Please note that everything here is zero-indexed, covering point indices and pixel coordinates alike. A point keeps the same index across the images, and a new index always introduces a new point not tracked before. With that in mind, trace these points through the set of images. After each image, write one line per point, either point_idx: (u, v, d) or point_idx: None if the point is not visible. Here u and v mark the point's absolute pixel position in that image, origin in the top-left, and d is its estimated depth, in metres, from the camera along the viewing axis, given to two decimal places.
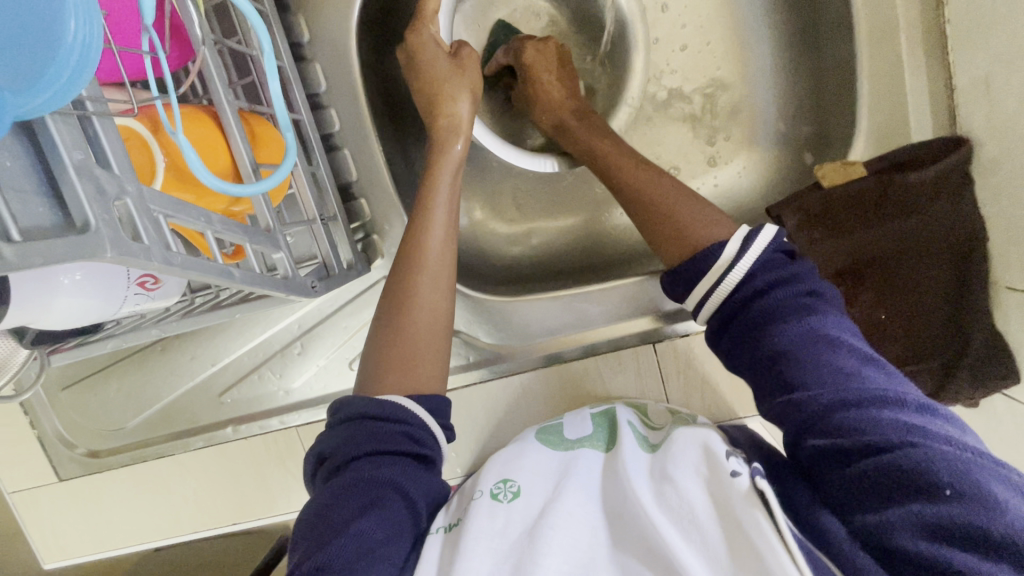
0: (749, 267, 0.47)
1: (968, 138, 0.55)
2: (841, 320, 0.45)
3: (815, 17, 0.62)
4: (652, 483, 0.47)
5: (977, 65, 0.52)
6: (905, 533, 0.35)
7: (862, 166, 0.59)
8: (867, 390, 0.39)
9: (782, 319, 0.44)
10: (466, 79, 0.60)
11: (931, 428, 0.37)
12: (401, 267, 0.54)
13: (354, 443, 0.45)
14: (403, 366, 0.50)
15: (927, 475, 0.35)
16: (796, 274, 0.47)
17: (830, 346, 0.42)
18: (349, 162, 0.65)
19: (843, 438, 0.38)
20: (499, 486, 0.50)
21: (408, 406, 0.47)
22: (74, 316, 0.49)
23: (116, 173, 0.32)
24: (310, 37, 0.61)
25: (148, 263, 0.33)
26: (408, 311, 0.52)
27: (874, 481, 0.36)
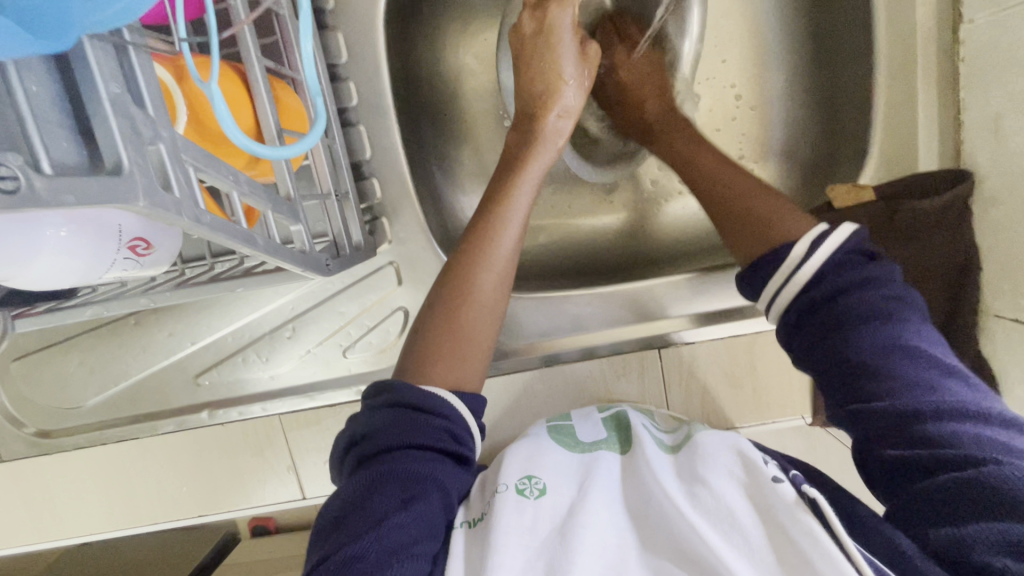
0: (820, 265, 0.46)
1: (971, 172, 0.58)
2: (925, 328, 0.44)
3: (835, 44, 0.64)
4: (683, 485, 0.50)
5: (988, 104, 0.55)
6: (986, 548, 0.34)
7: (871, 190, 0.61)
8: (947, 404, 0.39)
9: (863, 321, 0.43)
10: (584, 77, 0.60)
11: (1014, 446, 0.37)
12: (469, 256, 0.51)
13: (397, 433, 0.44)
14: (450, 365, 0.48)
15: (1017, 493, 0.34)
16: (878, 278, 0.45)
17: (913, 355, 0.41)
18: (364, 140, 0.62)
19: (920, 448, 0.39)
20: (525, 482, 0.51)
21: (450, 400, 0.46)
22: (55, 277, 0.45)
23: (151, 114, 0.29)
24: (334, 4, 0.58)
25: (178, 218, 0.30)
26: (468, 306, 0.50)
27: (954, 494, 0.36)
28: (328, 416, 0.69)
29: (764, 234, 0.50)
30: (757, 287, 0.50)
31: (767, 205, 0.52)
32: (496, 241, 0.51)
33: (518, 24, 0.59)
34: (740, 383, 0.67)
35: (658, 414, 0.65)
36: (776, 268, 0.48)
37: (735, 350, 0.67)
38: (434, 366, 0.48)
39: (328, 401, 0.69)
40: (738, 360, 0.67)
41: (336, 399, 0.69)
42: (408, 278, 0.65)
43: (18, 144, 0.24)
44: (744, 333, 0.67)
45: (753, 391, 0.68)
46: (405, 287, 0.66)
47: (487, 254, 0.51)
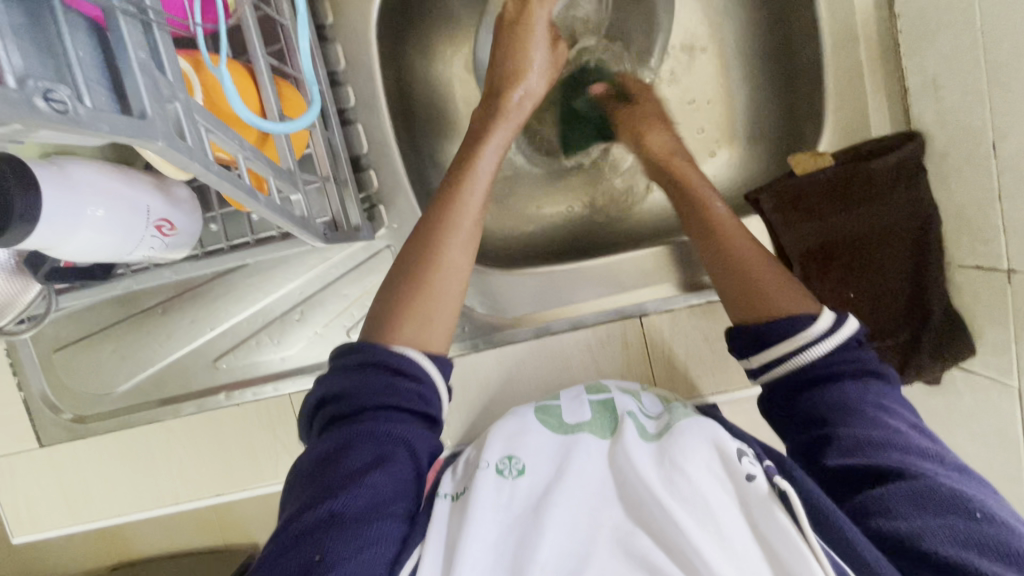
0: (821, 354, 0.52)
1: (920, 131, 0.62)
2: (892, 391, 0.53)
3: (786, 30, 0.70)
4: (660, 470, 0.50)
5: (924, 66, 0.59)
6: (941, 540, 0.42)
7: (830, 157, 0.65)
8: (909, 441, 0.48)
9: (841, 381, 0.52)
10: (550, 68, 0.68)
11: (962, 482, 0.46)
12: (434, 221, 0.58)
13: (369, 395, 0.49)
14: (421, 313, 0.54)
15: (960, 501, 0.44)
16: (847, 361, 0.53)
17: (880, 410, 0.50)
18: (362, 136, 0.70)
19: (879, 462, 0.46)
20: (504, 461, 0.53)
21: (417, 360, 0.52)
22: (93, 249, 0.52)
23: (170, 79, 0.36)
24: (333, 20, 0.67)
25: (190, 163, 0.37)
26: (434, 267, 0.56)
27: (910, 497, 0.44)
28: None
29: (766, 313, 0.56)
30: (761, 348, 0.55)
31: (776, 283, 0.57)
32: (460, 210, 0.58)
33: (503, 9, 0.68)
34: (721, 349, 0.70)
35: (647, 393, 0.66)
36: (784, 340, 0.53)
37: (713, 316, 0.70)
38: (409, 311, 0.54)
39: None
40: (717, 326, 0.70)
41: None
42: None
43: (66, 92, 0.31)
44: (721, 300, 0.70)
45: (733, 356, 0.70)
46: None
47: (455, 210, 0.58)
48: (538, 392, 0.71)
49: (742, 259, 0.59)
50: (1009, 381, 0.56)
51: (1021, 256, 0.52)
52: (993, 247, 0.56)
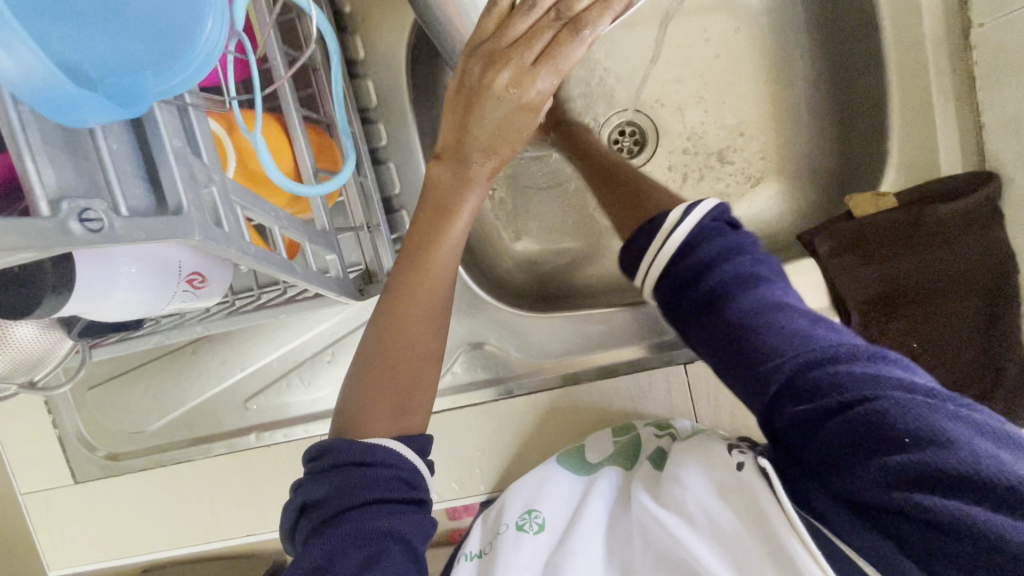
0: (691, 229, 0.49)
1: (996, 172, 0.57)
2: (789, 292, 0.47)
3: (845, 57, 0.66)
4: (655, 492, 0.52)
5: (1005, 104, 0.54)
6: (877, 487, 0.35)
7: (894, 199, 0.61)
8: (828, 351, 0.40)
9: (740, 289, 0.46)
10: (510, 140, 0.47)
11: (906, 380, 0.38)
12: (394, 299, 0.51)
13: (346, 494, 0.43)
14: (386, 412, 0.49)
15: (890, 426, 0.36)
16: (733, 251, 0.48)
17: (784, 314, 0.43)
18: (394, 176, 0.67)
19: (819, 402, 0.38)
20: (524, 517, 0.58)
21: (392, 447, 0.47)
22: (126, 307, 0.50)
23: (205, 162, 0.34)
24: (365, 56, 0.65)
25: (227, 250, 0.34)
26: (398, 357, 0.50)
27: (852, 443, 0.37)
28: None
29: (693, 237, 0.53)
30: (635, 259, 0.52)
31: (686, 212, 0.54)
32: (420, 292, 0.51)
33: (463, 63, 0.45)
34: None
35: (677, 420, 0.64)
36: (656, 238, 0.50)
37: None
38: (372, 407, 0.49)
39: None
40: None
41: None
42: None
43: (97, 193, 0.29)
44: None
45: None
46: None
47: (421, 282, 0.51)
48: (576, 439, 0.69)
49: (660, 206, 0.54)
50: None
51: None
52: None
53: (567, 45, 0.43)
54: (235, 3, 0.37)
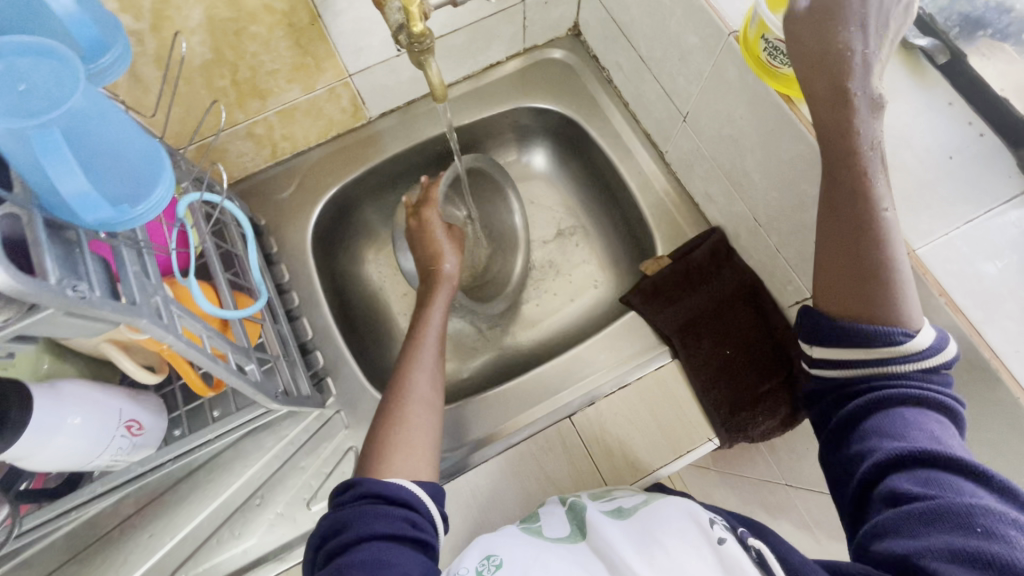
0: (910, 371, 0.50)
1: (717, 227, 0.85)
2: (947, 427, 0.48)
3: (609, 187, 0.97)
4: (642, 546, 0.59)
5: (699, 187, 0.85)
6: (924, 552, 0.41)
7: (666, 258, 0.86)
8: (939, 461, 0.45)
9: (899, 403, 0.49)
10: (455, 245, 0.87)
11: (998, 504, 0.42)
12: (404, 369, 0.73)
13: (365, 523, 0.54)
14: (404, 445, 0.64)
15: (968, 516, 0.41)
16: (927, 381, 0.50)
17: (932, 440, 0.46)
18: (307, 326, 0.84)
19: (898, 488, 0.46)
20: (483, 563, 0.61)
21: (412, 492, 0.59)
22: (68, 450, 0.59)
23: (153, 283, 0.51)
24: (278, 248, 0.88)
25: (166, 334, 0.49)
26: (408, 404, 0.68)
27: (919, 517, 0.43)
28: None
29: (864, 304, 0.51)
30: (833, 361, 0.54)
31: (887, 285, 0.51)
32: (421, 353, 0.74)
33: (408, 223, 0.88)
34: (648, 429, 0.78)
35: (617, 490, 0.74)
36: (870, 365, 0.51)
37: (632, 401, 0.80)
38: (390, 450, 0.63)
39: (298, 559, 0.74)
40: (636, 408, 0.79)
41: None
42: (354, 420, 0.80)
43: None
44: (631, 381, 0.81)
45: (661, 432, 0.78)
46: (351, 428, 0.80)
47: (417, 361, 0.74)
48: (497, 516, 0.75)
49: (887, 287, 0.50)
50: None
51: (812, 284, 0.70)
52: (795, 284, 0.74)
53: (429, 220, 0.87)
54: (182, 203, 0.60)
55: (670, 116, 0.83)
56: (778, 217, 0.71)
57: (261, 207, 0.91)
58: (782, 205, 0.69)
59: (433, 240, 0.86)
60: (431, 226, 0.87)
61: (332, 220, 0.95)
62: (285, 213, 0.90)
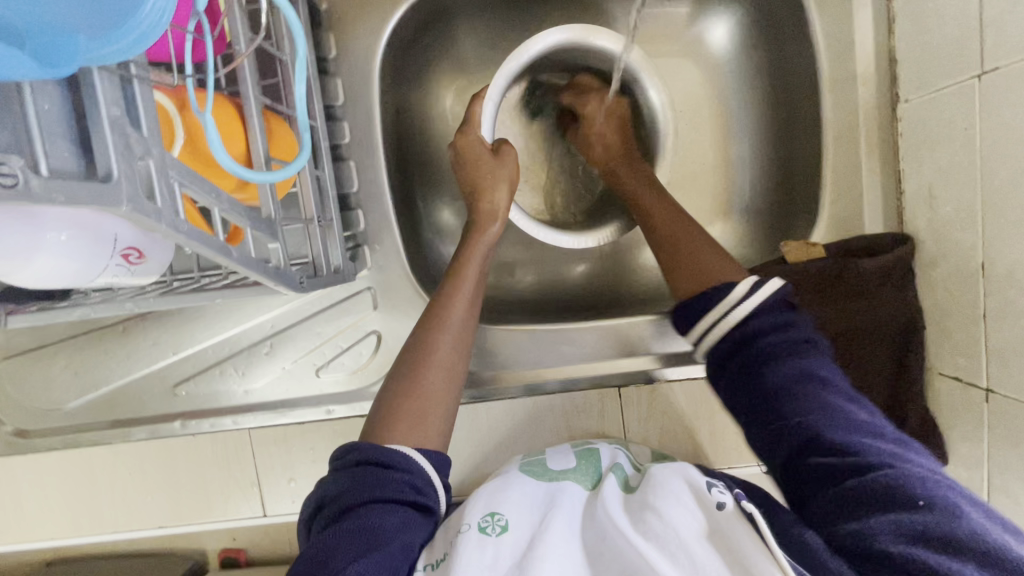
0: (759, 307, 0.56)
1: (912, 237, 0.61)
2: (829, 365, 0.53)
3: (791, 114, 0.70)
4: (634, 514, 0.51)
5: (922, 174, 0.59)
6: (884, 535, 0.41)
7: (822, 249, 0.65)
8: (848, 421, 0.48)
9: (789, 360, 0.52)
10: (506, 172, 0.66)
11: (904, 455, 0.45)
12: (423, 328, 0.58)
13: (361, 489, 0.48)
14: (418, 418, 0.52)
15: (904, 488, 0.42)
16: (799, 323, 0.55)
17: (815, 388, 0.50)
18: (353, 174, 0.68)
19: (836, 456, 0.46)
20: (487, 519, 0.52)
21: (410, 454, 0.50)
22: (49, 276, 0.47)
23: (145, 134, 0.33)
24: (336, 54, 0.65)
25: (156, 225, 0.34)
26: (424, 373, 0.55)
27: (862, 493, 0.43)
28: (296, 434, 0.72)
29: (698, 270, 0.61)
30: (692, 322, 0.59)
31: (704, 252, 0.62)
32: (450, 311, 0.58)
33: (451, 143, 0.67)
34: (696, 428, 0.70)
35: (635, 447, 0.67)
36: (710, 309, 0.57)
37: (693, 394, 0.69)
38: (398, 424, 0.52)
39: (297, 420, 0.71)
40: (695, 403, 0.69)
41: (306, 419, 0.71)
42: (384, 304, 0.69)
43: (23, 149, 0.29)
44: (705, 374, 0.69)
45: (708, 435, 0.70)
46: (380, 312, 0.69)
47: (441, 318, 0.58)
48: (509, 453, 0.69)
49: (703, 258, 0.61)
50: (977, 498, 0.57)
51: (1001, 379, 0.52)
52: (973, 362, 0.55)
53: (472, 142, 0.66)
54: None
55: (954, 55, 0.53)
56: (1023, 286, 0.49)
57: None
58: None
59: (478, 168, 0.66)
60: (479, 150, 0.66)
61: (412, 32, 0.69)
62: (355, 3, 0.65)
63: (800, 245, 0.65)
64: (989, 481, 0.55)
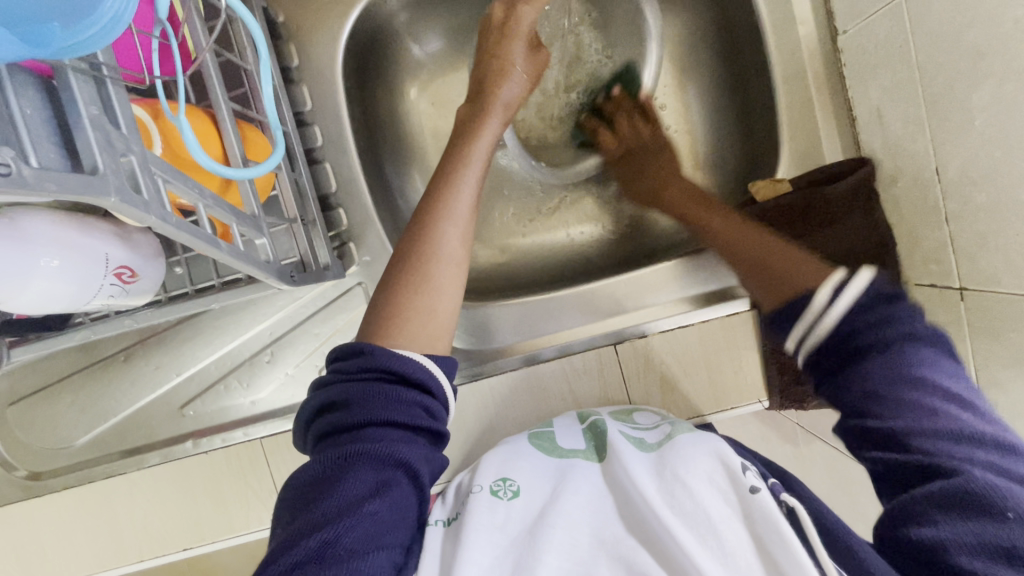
0: (845, 311, 0.46)
1: (871, 157, 0.64)
2: (942, 360, 0.43)
3: (742, 62, 0.73)
4: (660, 483, 0.50)
5: (870, 96, 0.62)
6: (965, 551, 0.36)
7: (788, 184, 0.67)
8: (951, 428, 0.40)
9: (875, 357, 0.44)
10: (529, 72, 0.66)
11: (1010, 469, 0.38)
12: (427, 216, 0.56)
13: (376, 406, 0.46)
14: (423, 307, 0.52)
15: (994, 498, 0.37)
16: (900, 314, 0.45)
17: (915, 385, 0.42)
18: (330, 175, 0.70)
19: (911, 459, 0.40)
20: (498, 483, 0.53)
21: (424, 365, 0.49)
22: (45, 301, 0.47)
23: (124, 132, 0.35)
24: (298, 62, 0.68)
25: (146, 217, 0.36)
26: (432, 260, 0.54)
27: (941, 502, 0.38)
28: None
29: (786, 281, 0.54)
30: (786, 333, 0.50)
31: (794, 267, 0.54)
32: (456, 197, 0.56)
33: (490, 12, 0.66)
34: (695, 375, 0.71)
35: (641, 412, 0.66)
36: (800, 313, 0.49)
37: (688, 343, 0.71)
38: (401, 315, 0.51)
39: None
40: (690, 350, 0.71)
41: None
42: None
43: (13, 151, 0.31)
44: (695, 321, 0.71)
45: (709, 381, 0.71)
46: None
47: (448, 206, 0.56)
48: (518, 425, 0.71)
49: (788, 267, 0.55)
50: None
51: (972, 274, 0.55)
52: (944, 265, 0.58)
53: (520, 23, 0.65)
54: None
55: None
56: (977, 182, 0.51)
57: None
58: (997, 169, 0.49)
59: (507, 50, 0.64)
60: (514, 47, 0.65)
61: (369, 34, 0.72)
62: (310, 11, 0.68)
63: (765, 184, 0.68)
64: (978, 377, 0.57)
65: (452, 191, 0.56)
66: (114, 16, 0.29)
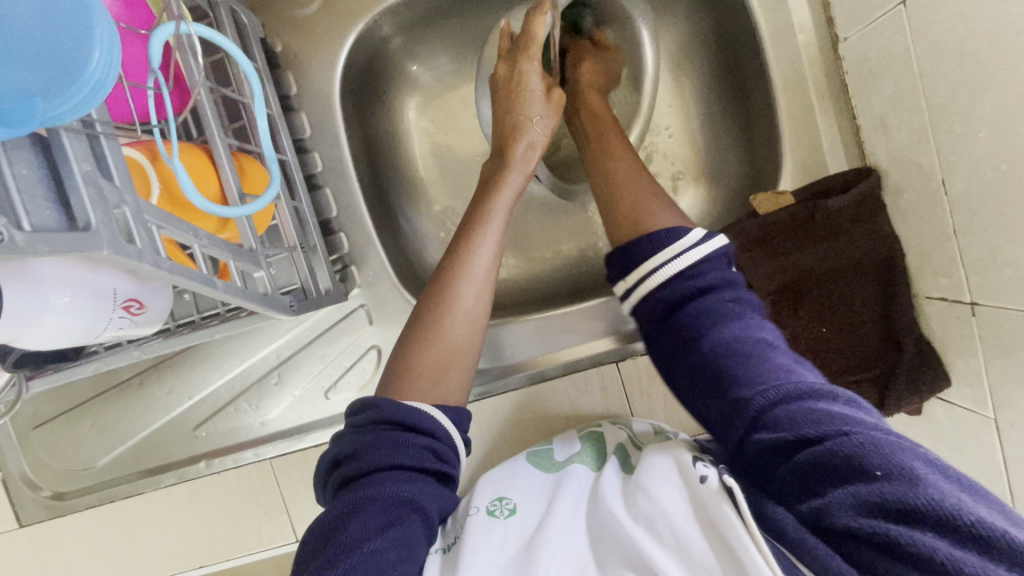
0: (695, 265, 0.52)
1: (875, 167, 0.62)
2: (761, 323, 0.50)
3: (740, 73, 0.71)
4: (630, 499, 0.49)
5: (873, 106, 0.60)
6: (850, 512, 0.38)
7: (790, 196, 0.66)
8: (802, 387, 0.44)
9: (723, 323, 0.49)
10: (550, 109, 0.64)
11: (858, 418, 0.42)
12: (445, 276, 0.56)
13: (382, 452, 0.47)
14: (439, 367, 0.53)
15: (863, 457, 0.39)
16: (718, 281, 0.52)
17: (763, 348, 0.47)
18: (330, 200, 0.71)
19: (784, 432, 0.42)
20: (495, 503, 0.54)
21: (433, 416, 0.50)
22: (57, 336, 0.48)
23: (117, 183, 0.36)
24: (297, 90, 0.69)
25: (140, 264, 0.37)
26: (448, 318, 0.54)
27: (820, 465, 0.40)
28: (315, 457, 0.74)
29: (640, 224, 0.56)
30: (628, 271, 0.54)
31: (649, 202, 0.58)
32: (474, 253, 0.56)
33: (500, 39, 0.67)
34: None
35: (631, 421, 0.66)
36: (637, 268, 0.53)
37: None
38: (415, 374, 0.53)
39: (315, 442, 0.73)
40: None
41: (322, 440, 0.73)
42: (379, 319, 0.72)
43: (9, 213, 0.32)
44: None
45: None
46: (376, 326, 0.72)
47: (464, 264, 0.56)
48: (521, 443, 0.71)
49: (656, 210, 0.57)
50: (985, 413, 0.57)
51: (983, 290, 0.53)
52: (954, 279, 0.56)
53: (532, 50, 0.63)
54: (152, 43, 0.40)
55: None
56: (983, 197, 0.50)
57: (277, 27, 0.69)
58: (1002, 184, 0.48)
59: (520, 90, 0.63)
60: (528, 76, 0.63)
61: (365, 59, 0.73)
62: (308, 41, 0.69)
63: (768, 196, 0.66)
64: (992, 393, 0.55)
65: (472, 244, 0.56)
66: (97, 82, 0.31)
